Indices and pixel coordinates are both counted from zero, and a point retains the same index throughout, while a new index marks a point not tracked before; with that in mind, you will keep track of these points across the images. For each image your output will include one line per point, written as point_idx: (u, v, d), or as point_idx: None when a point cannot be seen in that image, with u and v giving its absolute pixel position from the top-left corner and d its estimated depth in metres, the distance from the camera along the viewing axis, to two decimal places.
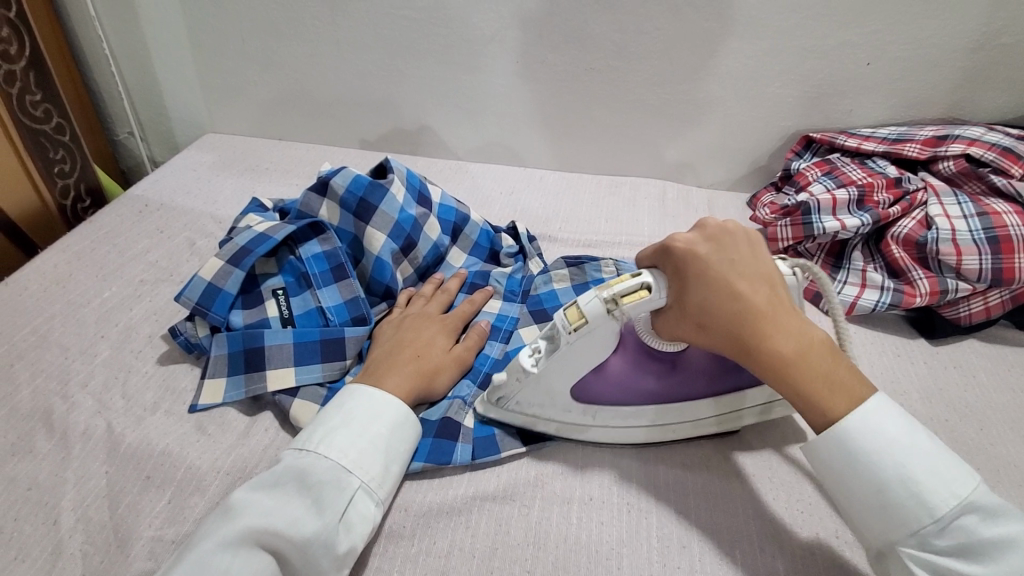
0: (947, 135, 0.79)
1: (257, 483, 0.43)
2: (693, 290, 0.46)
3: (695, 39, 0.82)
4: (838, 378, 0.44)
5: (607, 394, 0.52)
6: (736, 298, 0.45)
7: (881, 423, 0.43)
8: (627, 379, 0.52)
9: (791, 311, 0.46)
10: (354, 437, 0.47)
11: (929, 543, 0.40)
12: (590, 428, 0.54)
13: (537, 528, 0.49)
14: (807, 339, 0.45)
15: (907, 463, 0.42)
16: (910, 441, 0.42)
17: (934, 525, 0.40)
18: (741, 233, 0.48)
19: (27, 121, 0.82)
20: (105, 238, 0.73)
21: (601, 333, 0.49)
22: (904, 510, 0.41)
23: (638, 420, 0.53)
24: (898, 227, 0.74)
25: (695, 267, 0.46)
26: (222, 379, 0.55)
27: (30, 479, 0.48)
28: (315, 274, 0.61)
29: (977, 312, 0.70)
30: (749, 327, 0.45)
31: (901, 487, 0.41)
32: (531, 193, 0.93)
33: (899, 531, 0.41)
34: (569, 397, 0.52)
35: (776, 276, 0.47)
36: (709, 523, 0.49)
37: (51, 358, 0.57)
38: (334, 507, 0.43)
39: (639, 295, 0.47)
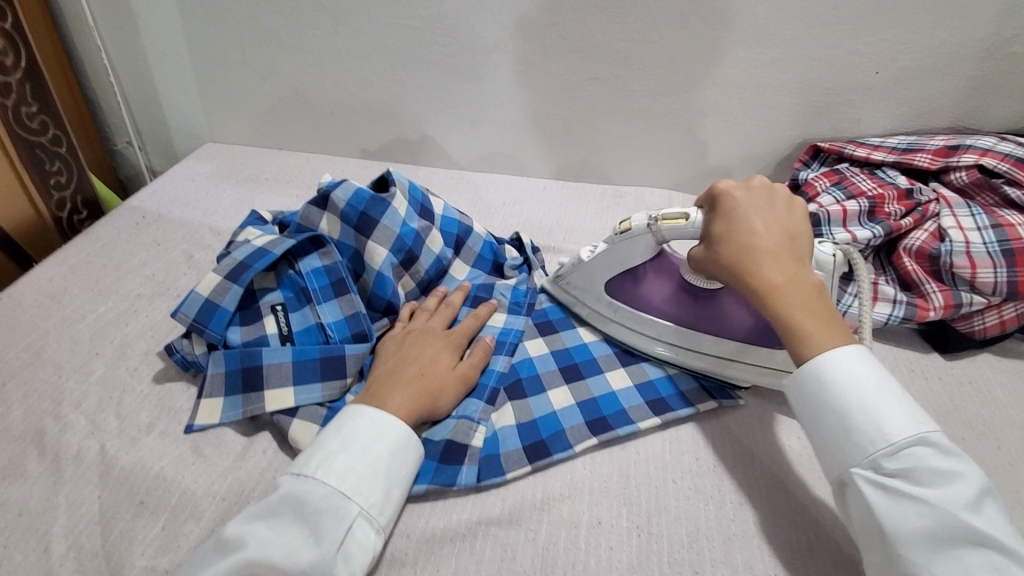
0: (958, 145, 0.77)
1: (254, 513, 0.42)
2: (717, 223, 0.53)
3: (700, 49, 0.81)
4: (820, 317, 0.47)
5: (636, 294, 0.62)
6: (749, 232, 0.51)
7: (855, 361, 0.45)
8: (658, 293, 0.61)
9: (797, 257, 0.50)
10: (352, 460, 0.45)
11: (880, 466, 0.42)
12: (611, 323, 0.64)
13: (544, 554, 0.47)
14: (802, 278, 0.49)
15: (867, 392, 0.44)
16: (876, 377, 0.45)
17: (888, 448, 0.42)
18: (782, 194, 0.55)
19: (23, 132, 0.80)
20: (100, 252, 0.71)
21: (637, 243, 0.58)
22: (858, 432, 0.43)
23: (646, 327, 0.62)
24: (909, 239, 0.73)
25: (726, 205, 0.53)
26: (218, 398, 0.54)
27: (19, 504, 0.46)
28: (315, 289, 0.59)
29: (992, 326, 0.68)
30: (753, 257, 0.50)
31: (859, 411, 0.43)
32: (534, 203, 0.92)
33: (854, 454, 0.43)
34: (602, 287, 0.62)
35: (799, 232, 0.52)
36: (722, 548, 0.48)
37: (43, 377, 0.56)
38: (332, 537, 0.41)
39: (677, 221, 0.55)
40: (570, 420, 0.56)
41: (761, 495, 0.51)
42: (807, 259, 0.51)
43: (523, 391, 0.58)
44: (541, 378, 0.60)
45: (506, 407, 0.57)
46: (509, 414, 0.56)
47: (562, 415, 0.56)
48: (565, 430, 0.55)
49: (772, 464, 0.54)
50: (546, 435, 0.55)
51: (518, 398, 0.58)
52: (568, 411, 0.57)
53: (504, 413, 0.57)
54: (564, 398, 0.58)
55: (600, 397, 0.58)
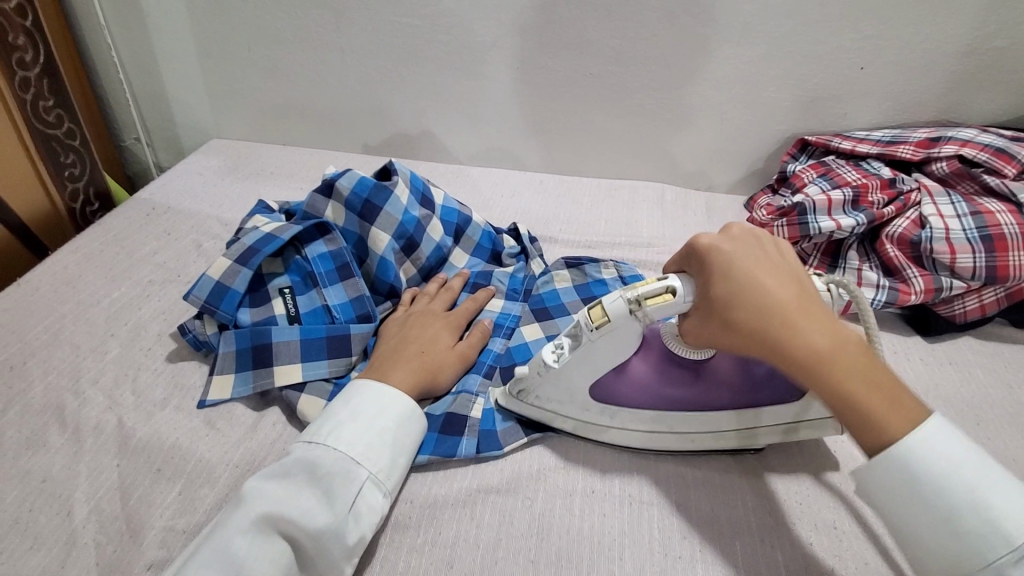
0: (940, 137, 0.80)
1: (269, 474, 0.44)
2: (720, 284, 0.45)
3: (691, 45, 0.84)
4: (878, 380, 0.42)
5: (626, 395, 0.52)
6: (763, 291, 0.44)
7: (939, 439, 0.40)
8: (650, 383, 0.52)
9: (820, 309, 0.44)
10: (361, 430, 0.48)
11: (1006, 575, 0.37)
12: (606, 429, 0.54)
13: (541, 519, 0.49)
14: (840, 336, 0.42)
15: (977, 487, 0.39)
16: (976, 461, 0.40)
17: (1013, 554, 0.37)
18: (767, 237, 0.48)
19: (39, 126, 0.83)
20: (113, 240, 0.74)
21: (621, 333, 0.49)
22: (975, 537, 0.38)
23: (652, 427, 0.53)
24: (892, 227, 0.75)
25: (724, 265, 0.45)
26: (229, 375, 0.56)
27: (42, 472, 0.49)
28: (321, 273, 0.62)
29: (972, 309, 0.71)
30: (782, 324, 0.43)
31: (973, 512, 0.38)
32: (532, 196, 0.95)
33: (971, 560, 0.38)
34: (588, 394, 0.53)
35: (805, 277, 0.46)
36: (710, 514, 0.50)
37: (62, 356, 0.58)
38: (343, 497, 0.44)
39: (663, 298, 0.47)
40: None
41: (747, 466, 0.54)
42: (827, 307, 0.45)
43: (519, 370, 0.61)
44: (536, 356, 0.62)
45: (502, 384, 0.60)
46: None
47: None
48: None
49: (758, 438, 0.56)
50: None
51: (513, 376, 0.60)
52: None
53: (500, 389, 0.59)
54: None
55: None
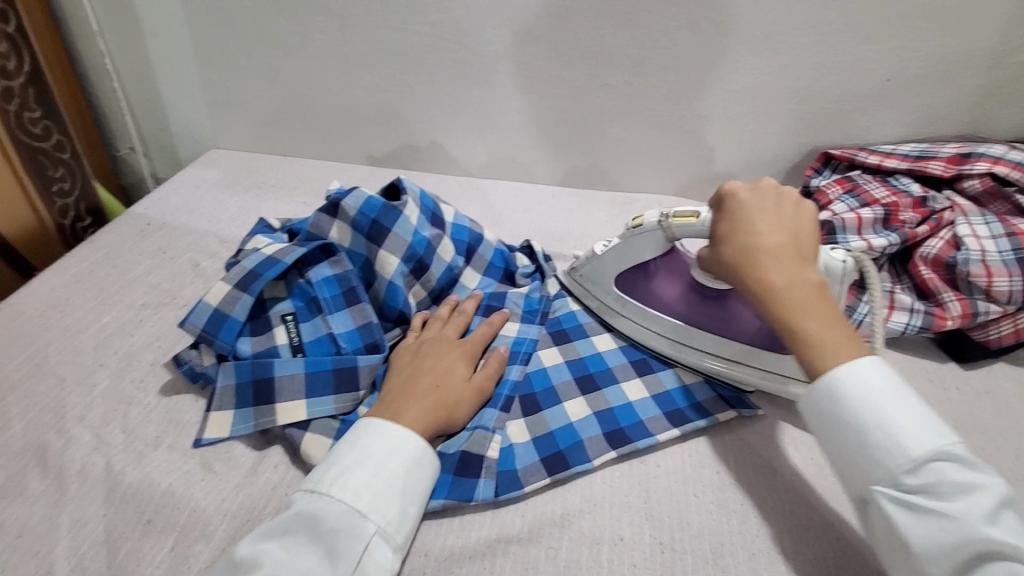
0: (970, 153, 0.77)
1: (267, 531, 0.41)
2: (723, 223, 0.54)
3: (710, 55, 0.81)
4: (826, 320, 0.47)
5: (646, 289, 0.63)
6: (750, 233, 0.51)
7: (868, 370, 0.44)
8: (666, 288, 0.63)
9: (800, 257, 0.50)
10: (369, 477, 0.44)
11: (900, 482, 0.41)
12: (616, 316, 0.65)
13: (565, 573, 0.46)
14: (803, 280, 0.48)
15: (885, 406, 0.43)
16: (894, 387, 0.44)
17: (908, 464, 0.41)
18: (790, 195, 0.54)
19: (26, 137, 0.79)
20: (105, 260, 0.70)
21: (648, 240, 0.61)
22: (876, 447, 0.42)
23: (650, 325, 0.63)
24: (926, 247, 0.72)
25: (732, 205, 0.54)
26: (228, 412, 0.52)
27: (20, 525, 0.45)
28: (326, 299, 0.58)
29: (1007, 335, 0.68)
30: (750, 259, 0.50)
31: (877, 426, 0.42)
32: (544, 211, 0.91)
33: (874, 471, 0.42)
34: (613, 282, 0.64)
35: (802, 232, 0.52)
36: (748, 566, 0.46)
37: (46, 389, 0.54)
38: (349, 557, 0.40)
39: (687, 219, 0.57)
40: (589, 431, 0.55)
41: (784, 512, 0.50)
42: (811, 259, 0.51)
43: (538, 404, 0.57)
44: (556, 391, 0.58)
45: (521, 419, 0.56)
46: (523, 427, 0.55)
47: (579, 426, 0.55)
48: (583, 442, 0.54)
49: (794, 478, 0.53)
50: (564, 447, 0.53)
51: (533, 412, 0.56)
52: (585, 422, 0.56)
53: (519, 426, 0.55)
54: (581, 409, 0.57)
55: (617, 408, 0.57)
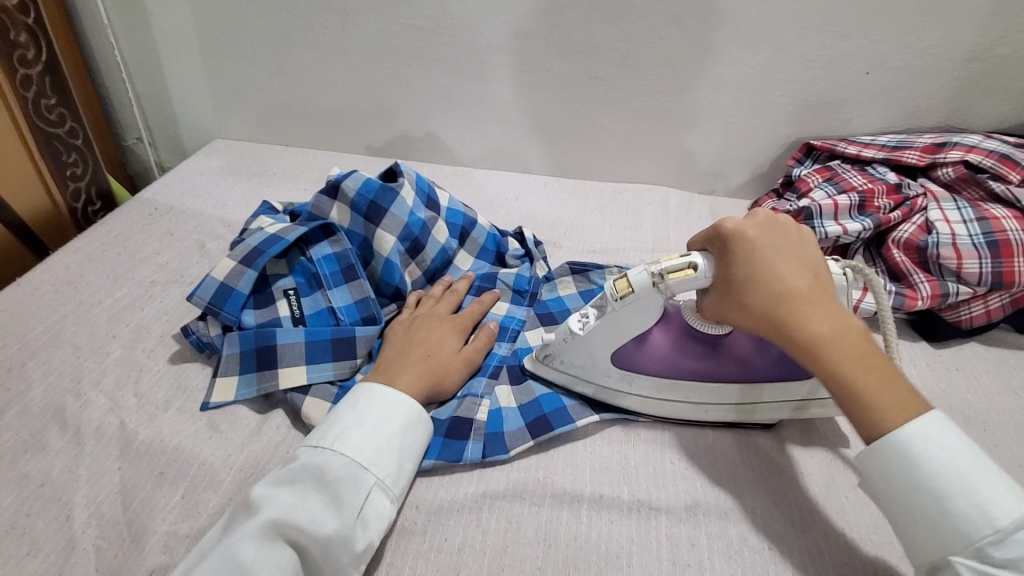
0: (945, 142, 0.80)
1: (276, 479, 0.43)
2: (738, 266, 0.48)
3: (696, 49, 0.84)
4: (881, 371, 0.43)
5: (649, 364, 0.55)
6: (776, 277, 0.46)
7: (933, 425, 0.41)
8: (670, 354, 0.55)
9: (830, 297, 0.46)
10: (370, 434, 0.47)
11: (987, 555, 0.38)
12: (625, 395, 0.57)
13: (547, 526, 0.49)
14: (847, 328, 0.44)
15: (970, 476, 0.40)
16: (969, 453, 0.41)
17: (996, 536, 0.38)
18: (792, 225, 0.50)
19: (41, 124, 0.83)
20: (116, 240, 0.74)
21: (646, 306, 0.52)
22: (959, 516, 0.39)
23: (670, 394, 0.56)
24: (898, 232, 0.75)
25: (743, 247, 0.48)
26: (234, 377, 0.56)
27: (42, 475, 0.48)
28: (326, 275, 0.62)
29: (977, 315, 0.71)
30: (786, 309, 0.45)
31: (961, 495, 0.39)
32: (536, 199, 0.95)
33: (953, 538, 0.39)
34: (611, 362, 0.55)
35: (821, 268, 0.48)
36: (719, 521, 0.50)
37: (63, 357, 0.58)
38: (352, 503, 0.43)
39: (684, 273, 0.49)
40: (570, 398, 0.58)
41: (754, 474, 0.53)
42: (838, 298, 0.47)
43: (523, 375, 0.60)
44: None
45: (507, 387, 0.59)
46: (509, 395, 0.58)
47: (562, 394, 0.58)
48: (567, 407, 0.57)
49: (765, 445, 0.56)
50: (548, 411, 0.56)
51: (518, 381, 0.60)
52: (568, 391, 0.59)
53: (505, 393, 0.58)
54: None
55: None
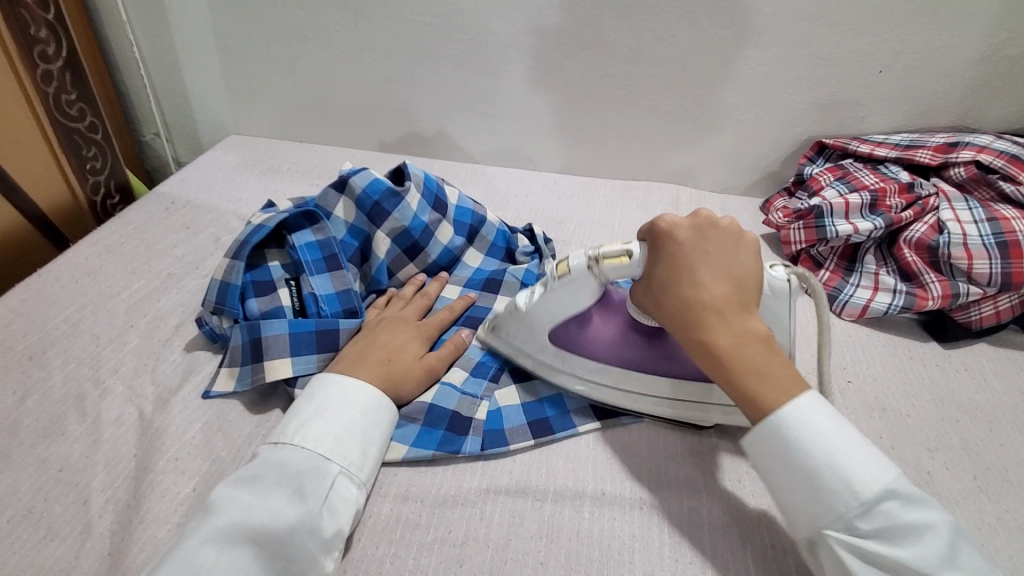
0: (958, 142, 0.79)
1: (237, 480, 0.44)
2: (660, 268, 0.49)
3: (708, 46, 0.84)
4: (770, 374, 0.44)
5: (582, 338, 0.56)
6: (690, 283, 0.47)
7: (811, 416, 0.42)
8: (607, 338, 0.56)
9: (743, 309, 0.46)
10: (329, 424, 0.48)
11: (853, 526, 0.40)
12: (558, 373, 0.58)
13: (549, 521, 0.49)
14: (747, 334, 0.45)
15: (836, 450, 0.41)
16: (837, 428, 0.42)
17: (861, 508, 0.40)
18: (730, 230, 0.50)
19: (62, 119, 0.85)
20: (133, 233, 0.75)
21: (578, 288, 0.53)
22: (830, 491, 0.41)
23: (604, 380, 0.57)
24: (910, 231, 0.75)
25: (669, 247, 0.49)
26: (234, 369, 0.57)
27: (61, 461, 0.50)
28: (308, 262, 0.62)
29: (987, 316, 0.70)
30: (694, 311, 0.46)
31: (829, 469, 0.41)
32: (546, 196, 0.95)
33: (826, 514, 0.41)
34: (546, 339, 0.57)
35: (748, 276, 0.48)
36: (720, 518, 0.50)
37: (82, 346, 0.60)
38: (316, 494, 0.44)
39: (619, 259, 0.50)
40: (575, 400, 0.59)
41: (758, 472, 0.54)
42: (755, 307, 0.47)
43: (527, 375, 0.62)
44: None
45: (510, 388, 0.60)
46: (512, 394, 0.59)
47: (568, 397, 0.59)
48: (570, 410, 0.58)
49: None
50: (551, 415, 0.58)
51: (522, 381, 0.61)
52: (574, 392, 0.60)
53: (508, 392, 0.59)
54: None
55: None
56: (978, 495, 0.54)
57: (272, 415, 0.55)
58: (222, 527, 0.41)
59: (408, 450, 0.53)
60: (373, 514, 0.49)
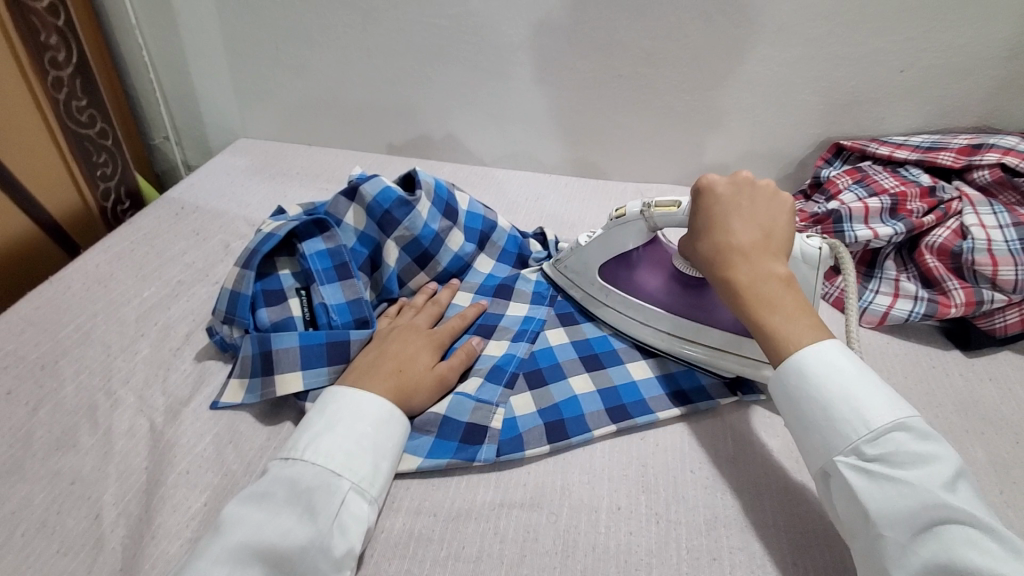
0: (981, 144, 0.77)
1: (247, 497, 0.43)
2: (697, 218, 0.55)
3: (723, 47, 0.82)
4: (790, 311, 0.48)
5: (628, 280, 0.64)
6: (723, 227, 0.53)
7: (824, 354, 0.45)
8: (649, 281, 0.63)
9: (773, 253, 0.51)
10: (339, 439, 0.47)
11: (861, 452, 0.42)
12: (602, 306, 0.66)
13: (565, 536, 0.48)
14: (771, 275, 0.50)
15: (852, 384, 0.44)
16: (855, 367, 0.45)
17: (869, 435, 0.42)
18: (767, 189, 0.55)
19: (72, 125, 0.85)
20: (143, 240, 0.75)
21: (631, 230, 0.61)
22: (842, 421, 0.43)
23: (634, 315, 0.64)
24: (931, 237, 0.73)
25: (707, 201, 0.54)
26: (244, 381, 0.56)
27: (73, 473, 0.49)
28: (319, 271, 0.61)
29: (1013, 324, 0.68)
30: (722, 252, 0.52)
31: (841, 399, 0.44)
32: (557, 199, 0.94)
33: (835, 441, 0.43)
34: (596, 271, 0.65)
35: (779, 229, 0.53)
36: (740, 535, 0.49)
37: (94, 355, 0.60)
38: (326, 512, 0.43)
39: (669, 208, 0.57)
40: (592, 407, 0.58)
41: (779, 486, 0.52)
42: (784, 255, 0.52)
43: (543, 378, 0.60)
44: (561, 367, 0.62)
45: (524, 392, 0.59)
46: (527, 399, 0.58)
47: (584, 402, 0.58)
48: (585, 415, 0.57)
49: (789, 458, 0.55)
50: (566, 418, 0.56)
51: (538, 385, 0.60)
52: (589, 398, 0.59)
53: (523, 399, 0.58)
54: (586, 387, 0.60)
55: (621, 386, 0.60)
56: (1004, 511, 0.53)
57: (283, 427, 0.55)
58: (233, 547, 0.40)
59: (422, 461, 0.52)
60: (385, 529, 0.49)
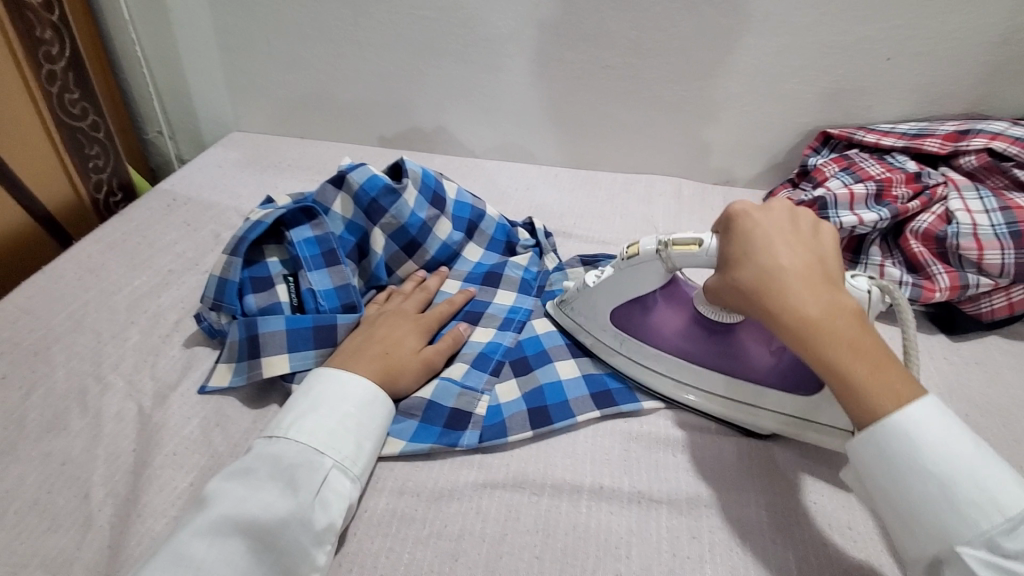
0: (969, 129, 0.77)
1: (231, 472, 0.44)
2: (734, 246, 0.48)
3: (711, 36, 0.82)
4: (869, 352, 0.42)
5: (645, 325, 0.58)
6: (771, 254, 0.46)
7: (933, 421, 0.39)
8: (667, 324, 0.57)
9: (833, 283, 0.45)
10: (323, 419, 0.48)
11: (997, 545, 0.35)
12: (615, 355, 0.60)
13: (546, 515, 0.49)
14: (841, 309, 0.43)
15: (974, 463, 0.38)
16: (974, 442, 0.39)
17: (1006, 524, 0.36)
18: (803, 214, 0.50)
19: (65, 118, 0.86)
20: (135, 230, 0.76)
21: (646, 270, 0.54)
22: (967, 504, 0.37)
23: (653, 365, 0.58)
24: (917, 222, 0.73)
25: (744, 228, 0.49)
26: (231, 364, 0.57)
27: (63, 455, 0.50)
28: (306, 258, 0.62)
29: (998, 308, 0.69)
30: (778, 282, 0.45)
31: (964, 479, 0.38)
32: (547, 190, 0.94)
33: (959, 528, 0.37)
34: (609, 317, 0.59)
35: (827, 256, 0.48)
36: (720, 514, 0.49)
37: (84, 341, 0.60)
38: (307, 487, 0.44)
39: (689, 247, 0.51)
40: (575, 391, 0.58)
41: (760, 467, 0.53)
42: (842, 286, 0.46)
43: (528, 365, 0.61)
44: (547, 353, 0.62)
45: (510, 380, 0.59)
46: (512, 387, 0.59)
47: (568, 386, 0.59)
48: (569, 400, 0.57)
49: (770, 440, 0.55)
50: (551, 404, 0.57)
51: (523, 371, 0.60)
52: (574, 383, 0.59)
53: (509, 387, 0.59)
54: (570, 371, 0.60)
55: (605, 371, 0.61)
56: None
57: (269, 410, 0.55)
58: (214, 519, 0.41)
59: (405, 445, 0.53)
60: (369, 509, 0.49)
